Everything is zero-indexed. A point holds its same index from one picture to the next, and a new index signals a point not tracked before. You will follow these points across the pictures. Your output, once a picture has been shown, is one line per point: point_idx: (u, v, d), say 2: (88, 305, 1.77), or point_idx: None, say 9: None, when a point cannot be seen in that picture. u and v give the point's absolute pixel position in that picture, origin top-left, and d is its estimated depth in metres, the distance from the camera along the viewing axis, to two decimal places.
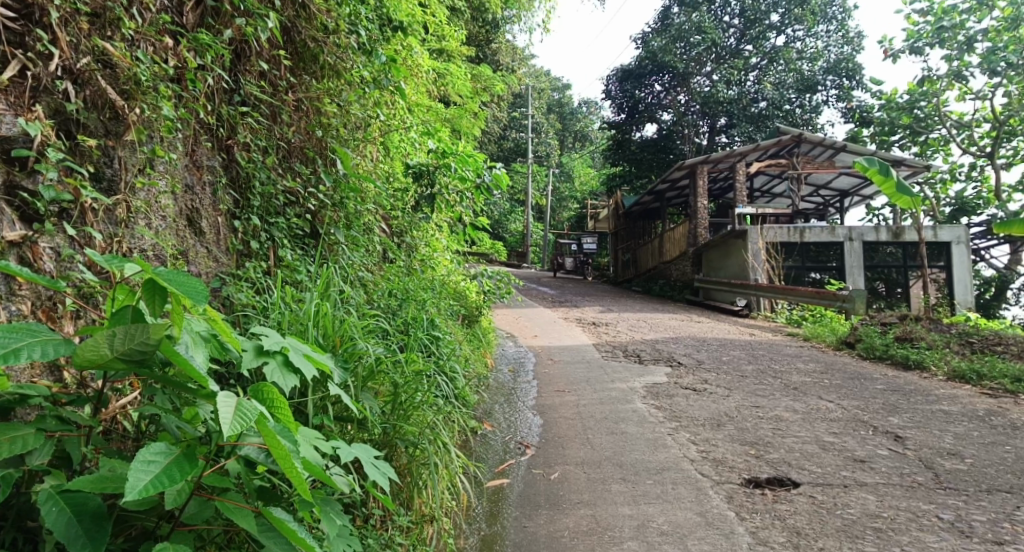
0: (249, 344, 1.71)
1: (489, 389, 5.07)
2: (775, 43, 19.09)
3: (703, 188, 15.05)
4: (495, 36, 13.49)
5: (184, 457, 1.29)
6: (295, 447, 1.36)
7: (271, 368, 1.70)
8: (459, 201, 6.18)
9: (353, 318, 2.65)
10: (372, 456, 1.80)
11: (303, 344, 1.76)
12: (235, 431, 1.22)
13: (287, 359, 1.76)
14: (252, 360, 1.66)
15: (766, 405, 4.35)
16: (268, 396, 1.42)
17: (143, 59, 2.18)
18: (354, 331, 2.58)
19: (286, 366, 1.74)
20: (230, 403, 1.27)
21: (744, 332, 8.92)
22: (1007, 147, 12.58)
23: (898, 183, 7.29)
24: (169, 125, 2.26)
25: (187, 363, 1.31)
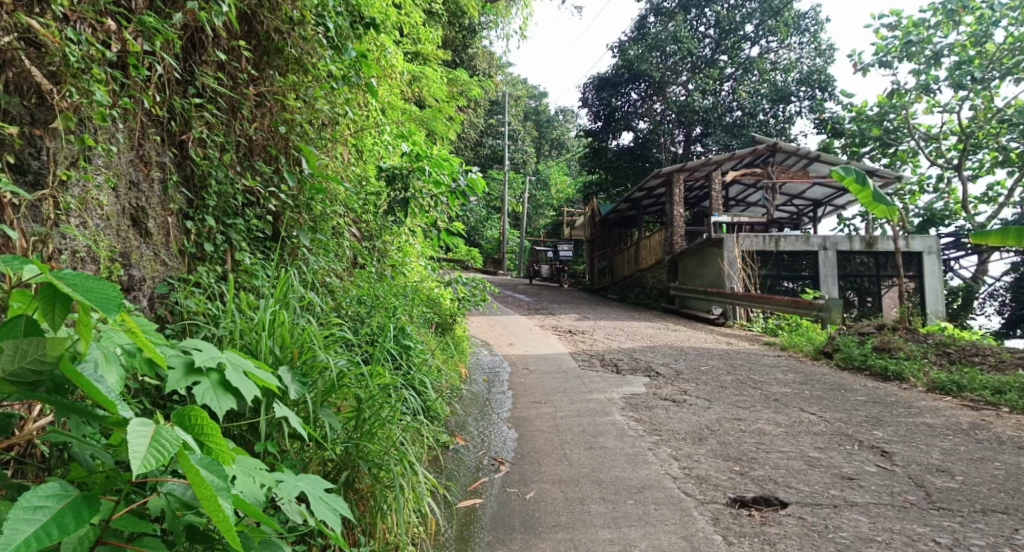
0: (178, 360, 1.58)
1: (463, 400, 4.88)
2: (749, 53, 19.31)
3: (679, 196, 15.08)
4: (472, 41, 13.38)
5: (83, 501, 1.16)
6: (224, 484, 1.18)
7: (203, 390, 1.57)
8: (433, 205, 6.00)
9: (314, 326, 2.43)
10: (324, 489, 1.66)
11: (240, 362, 1.64)
12: (145, 470, 1.07)
13: (223, 378, 1.63)
14: (180, 379, 1.53)
15: (748, 418, 4.24)
16: (196, 420, 1.26)
17: (76, 40, 1.97)
18: (316, 340, 2.37)
19: (222, 387, 1.61)
20: (145, 433, 1.11)
21: (721, 341, 8.86)
22: (973, 160, 12.80)
23: (874, 192, 7.30)
24: (104, 112, 2.04)
25: (90, 387, 1.15)
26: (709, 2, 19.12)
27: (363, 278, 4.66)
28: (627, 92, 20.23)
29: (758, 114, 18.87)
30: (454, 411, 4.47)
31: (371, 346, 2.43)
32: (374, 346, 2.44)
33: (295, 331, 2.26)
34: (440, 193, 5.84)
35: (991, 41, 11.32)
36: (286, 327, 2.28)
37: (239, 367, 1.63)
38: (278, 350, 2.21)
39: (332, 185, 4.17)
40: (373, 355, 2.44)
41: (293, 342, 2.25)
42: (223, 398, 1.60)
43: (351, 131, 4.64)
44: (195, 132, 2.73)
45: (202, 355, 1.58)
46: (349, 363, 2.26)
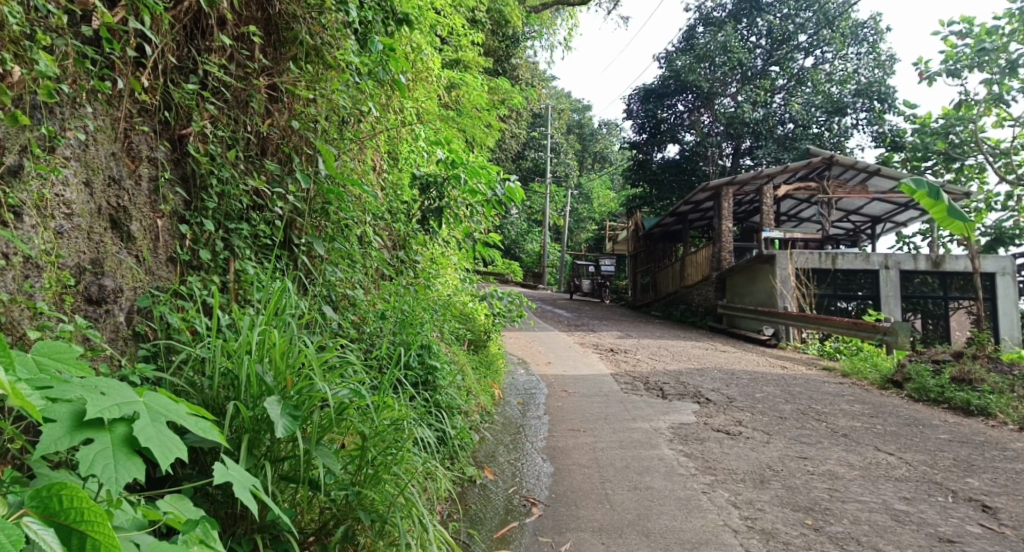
0: (74, 408, 1.31)
1: (494, 426, 4.51)
2: (803, 64, 18.53)
3: (728, 210, 14.44)
4: (515, 51, 13.13)
5: None
6: None
7: (97, 450, 1.27)
8: (468, 214, 5.67)
9: (314, 349, 2.13)
10: None
11: (158, 411, 1.36)
12: None
13: (131, 433, 1.33)
14: (66, 435, 1.26)
15: (816, 456, 3.73)
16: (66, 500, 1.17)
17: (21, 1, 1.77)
18: (315, 365, 2.07)
19: (126, 447, 1.30)
20: None
21: (774, 364, 8.24)
22: None
23: (950, 207, 6.63)
24: (48, 85, 1.79)
25: None
26: (761, 12, 18.46)
27: (394, 290, 4.36)
28: (674, 104, 19.69)
29: (811, 126, 18.05)
30: (483, 439, 4.11)
31: (387, 369, 2.15)
32: (389, 368, 2.16)
33: (290, 351, 1.99)
34: (475, 203, 5.50)
35: None
36: (283, 348, 2.01)
37: (158, 418, 1.36)
38: (270, 373, 1.94)
39: (354, 191, 3.90)
40: (388, 380, 2.15)
41: (288, 367, 1.97)
42: (126, 465, 1.28)
43: (375, 137, 4.38)
44: (194, 125, 2.54)
45: (104, 405, 1.31)
46: (358, 392, 2.00)
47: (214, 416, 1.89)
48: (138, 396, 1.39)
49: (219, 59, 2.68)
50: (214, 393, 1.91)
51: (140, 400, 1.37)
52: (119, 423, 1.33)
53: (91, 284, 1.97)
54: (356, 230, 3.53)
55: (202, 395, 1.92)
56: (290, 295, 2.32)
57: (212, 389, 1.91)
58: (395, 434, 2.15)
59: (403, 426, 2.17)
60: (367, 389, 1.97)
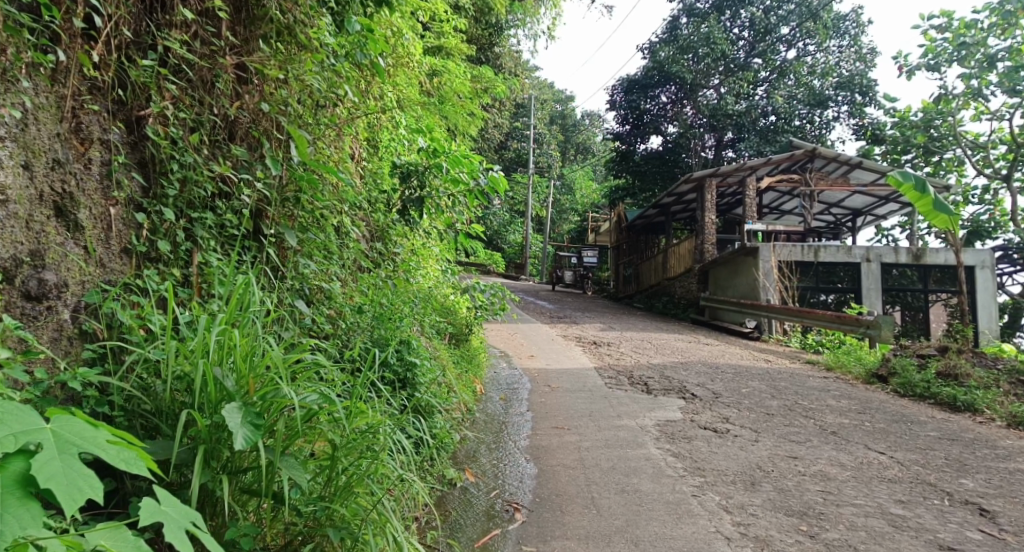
0: None
1: (475, 424, 4.35)
2: (786, 56, 18.52)
3: (711, 202, 14.40)
4: (498, 40, 12.90)
5: None
6: None
7: None
8: (450, 205, 5.49)
9: (282, 352, 1.96)
10: None
11: (64, 445, 1.21)
12: None
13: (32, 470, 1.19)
14: None
15: (806, 456, 3.64)
16: None
17: None
18: (282, 368, 1.90)
19: (23, 490, 1.16)
20: None
21: (758, 357, 8.19)
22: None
23: (936, 201, 6.61)
24: None
25: None
26: (744, 3, 18.37)
27: (374, 284, 4.18)
28: (657, 95, 19.59)
29: (793, 119, 18.09)
30: (464, 438, 3.97)
31: (362, 372, 2.01)
32: (364, 371, 2.01)
33: (254, 352, 1.82)
34: (458, 194, 5.32)
35: None
36: (246, 349, 1.83)
37: (67, 450, 1.21)
38: (231, 376, 1.77)
39: (329, 180, 3.72)
40: (363, 384, 2.00)
41: (251, 370, 1.80)
42: (20, 511, 1.13)
43: (351, 125, 4.20)
44: (153, 105, 2.32)
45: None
46: (329, 397, 1.85)
47: (170, 423, 1.72)
48: (45, 424, 1.25)
49: (181, 34, 2.46)
50: (169, 399, 1.74)
51: (48, 429, 1.24)
52: (17, 459, 1.19)
53: (30, 278, 1.79)
54: (331, 220, 3.34)
55: (156, 400, 1.75)
56: (254, 291, 2.14)
57: (167, 394, 1.74)
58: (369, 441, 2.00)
59: (379, 432, 2.03)
60: (339, 394, 1.82)
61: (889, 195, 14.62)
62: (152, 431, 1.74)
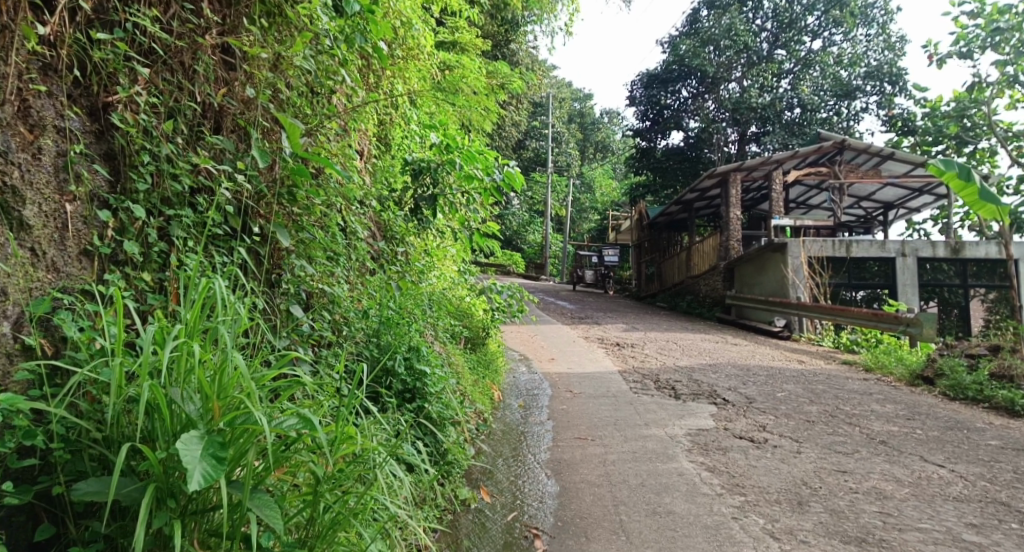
0: None
1: (492, 435, 4.07)
2: (811, 46, 17.99)
3: (736, 198, 13.97)
4: (514, 36, 12.63)
5: None
6: None
7: None
8: (464, 202, 5.20)
9: (252, 373, 1.78)
10: None
11: None
12: None
13: None
14: None
15: (855, 469, 3.29)
16: None
17: None
18: (251, 390, 1.71)
19: None
20: None
21: (791, 358, 7.79)
22: None
23: (982, 190, 6.17)
24: None
25: None
26: None
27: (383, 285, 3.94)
28: (677, 90, 19.15)
29: (820, 110, 17.55)
30: (479, 451, 3.71)
31: (350, 388, 1.80)
32: (354, 383, 1.80)
33: (221, 372, 1.64)
34: (472, 191, 5.05)
35: None
36: (212, 368, 1.67)
37: None
38: (195, 400, 1.62)
39: (331, 175, 3.46)
40: (352, 403, 1.80)
41: (219, 393, 1.63)
42: None
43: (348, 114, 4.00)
44: (120, 90, 2.14)
45: None
46: (310, 421, 1.66)
47: (122, 452, 1.60)
48: None
49: (151, 10, 2.26)
50: (119, 423, 1.61)
51: None
52: None
53: None
54: (334, 221, 3.13)
55: (107, 426, 1.63)
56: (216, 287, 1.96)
57: (117, 416, 1.60)
58: (356, 469, 1.82)
59: (368, 459, 1.84)
60: (322, 420, 1.61)
61: (924, 187, 14.05)
62: (102, 463, 1.63)
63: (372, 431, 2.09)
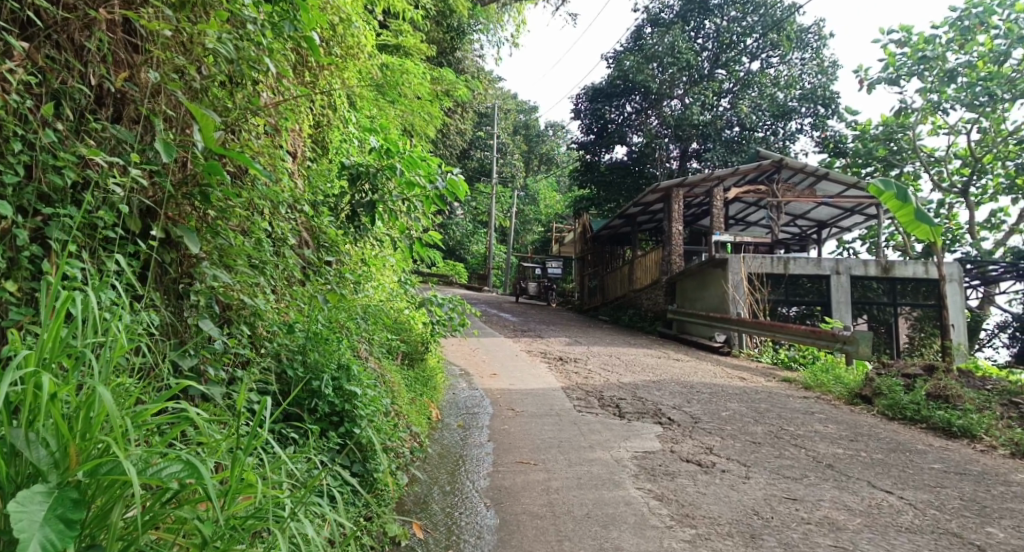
0: None
1: (428, 460, 3.78)
2: (749, 68, 18.57)
3: (678, 213, 14.16)
4: (459, 43, 12.39)
5: None
6: None
7: None
8: (405, 210, 4.88)
9: (130, 409, 1.45)
10: None
11: None
12: None
13: None
14: None
15: (806, 497, 3.19)
16: None
17: None
18: (123, 430, 1.38)
19: None
20: None
21: (732, 374, 7.82)
22: (976, 184, 12.62)
23: (918, 210, 6.35)
24: None
25: None
26: (708, 14, 18.34)
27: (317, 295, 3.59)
28: (622, 105, 19.36)
29: (757, 130, 18.12)
30: (413, 479, 3.41)
31: (253, 427, 1.49)
32: (258, 420, 1.49)
33: (84, 409, 1.31)
34: (413, 199, 4.77)
35: (1007, 63, 10.61)
36: (75, 402, 1.34)
37: None
38: (48, 444, 1.28)
39: (254, 176, 3.12)
40: (253, 442, 1.48)
41: (82, 434, 1.31)
42: None
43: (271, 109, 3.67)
44: None
45: None
46: (196, 469, 1.35)
47: None
48: None
49: None
50: None
51: None
52: None
53: None
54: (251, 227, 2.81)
55: None
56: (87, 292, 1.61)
57: None
58: (254, 524, 1.52)
59: (271, 511, 1.53)
60: (211, 470, 1.29)
61: (855, 207, 14.64)
62: None
63: (280, 473, 1.77)
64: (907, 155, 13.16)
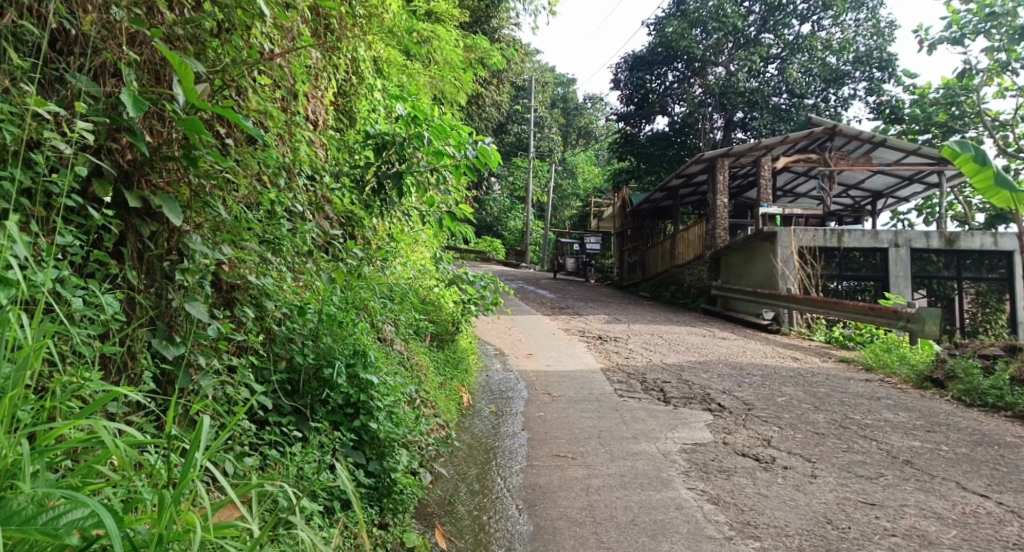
0: None
1: (457, 453, 3.49)
2: (799, 31, 17.49)
3: (723, 184, 13.49)
4: (495, 11, 11.91)
5: None
6: None
7: None
8: (435, 182, 4.50)
9: (35, 432, 1.21)
10: None
11: None
12: None
13: None
14: None
15: (887, 502, 2.76)
16: None
17: None
18: (16, 457, 1.14)
19: None
20: None
21: (784, 355, 7.33)
22: None
23: (997, 174, 5.69)
24: None
25: None
26: None
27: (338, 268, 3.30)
28: (663, 73, 18.53)
29: (807, 97, 17.17)
30: (437, 475, 3.12)
31: (189, 460, 1.22)
32: (195, 451, 1.21)
33: None
34: (442, 169, 4.40)
35: None
36: None
37: None
38: None
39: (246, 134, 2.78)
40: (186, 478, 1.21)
41: None
42: None
43: (281, 70, 3.35)
44: None
45: None
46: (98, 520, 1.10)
47: None
48: None
49: None
50: None
51: None
52: None
53: None
54: (236, 208, 2.53)
55: None
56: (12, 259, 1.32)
57: None
58: None
59: None
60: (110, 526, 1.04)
61: (914, 175, 13.73)
62: None
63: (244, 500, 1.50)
64: (970, 119, 12.25)
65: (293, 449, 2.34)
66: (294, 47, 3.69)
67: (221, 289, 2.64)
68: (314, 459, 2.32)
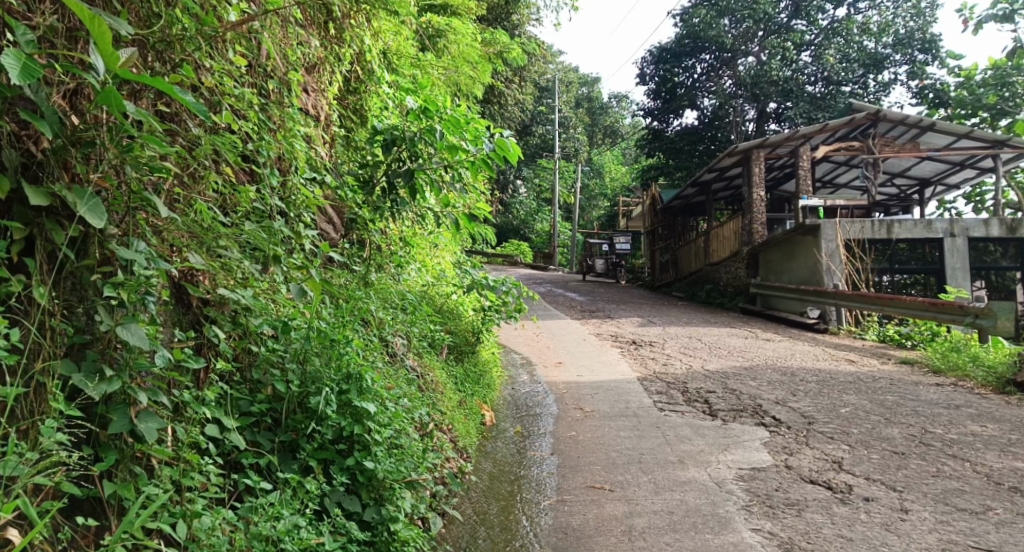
0: None
1: (476, 487, 3.03)
2: (833, 15, 16.69)
3: (760, 176, 12.81)
4: (515, 7, 11.46)
5: None
6: None
7: None
8: (449, 180, 3.98)
9: None
10: None
11: None
12: None
13: None
14: None
15: (1007, 548, 2.24)
16: None
17: None
18: None
19: None
20: None
21: (838, 357, 6.70)
22: None
23: None
24: None
25: None
26: None
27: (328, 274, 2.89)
28: (691, 65, 17.89)
29: (844, 84, 16.36)
30: (450, 518, 2.68)
31: None
32: None
33: None
34: (456, 167, 3.88)
35: None
36: None
37: None
38: None
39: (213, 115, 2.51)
40: None
41: None
42: None
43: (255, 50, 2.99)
44: None
45: None
46: None
47: None
48: None
49: None
50: None
51: None
52: None
53: None
54: (203, 209, 2.20)
55: None
56: None
57: None
58: None
59: None
60: None
61: (965, 160, 12.85)
62: None
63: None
64: (1020, 100, 11.39)
65: (265, 500, 1.96)
66: (283, 35, 3.44)
67: (189, 306, 2.29)
68: (291, 516, 1.93)
